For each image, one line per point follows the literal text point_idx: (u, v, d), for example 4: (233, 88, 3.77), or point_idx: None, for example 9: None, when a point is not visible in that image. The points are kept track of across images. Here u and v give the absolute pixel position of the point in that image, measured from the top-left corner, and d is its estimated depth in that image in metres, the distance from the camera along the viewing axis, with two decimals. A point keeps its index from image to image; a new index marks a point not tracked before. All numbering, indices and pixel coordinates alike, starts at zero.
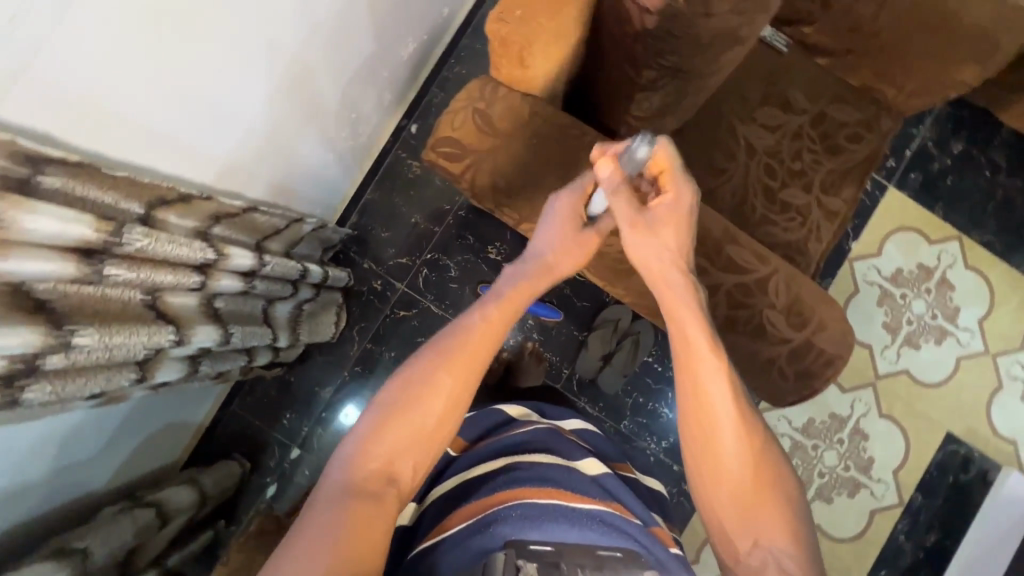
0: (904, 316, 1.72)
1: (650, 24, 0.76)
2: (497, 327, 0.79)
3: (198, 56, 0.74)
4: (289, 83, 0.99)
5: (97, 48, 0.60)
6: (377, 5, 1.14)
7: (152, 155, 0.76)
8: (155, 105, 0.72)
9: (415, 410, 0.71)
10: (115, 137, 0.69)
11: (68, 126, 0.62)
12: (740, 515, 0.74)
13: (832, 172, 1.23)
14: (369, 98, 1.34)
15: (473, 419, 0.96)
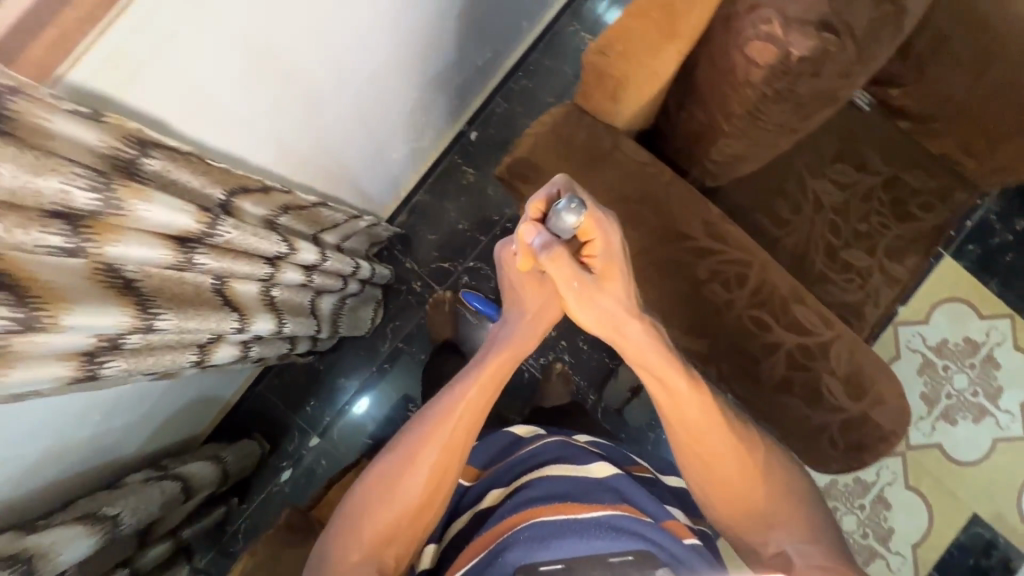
0: (943, 389, 1.68)
1: (755, 77, 0.74)
2: (478, 407, 0.82)
3: (302, 56, 0.76)
4: (375, 85, 1.00)
5: (218, 43, 0.61)
6: (465, 16, 1.15)
7: (244, 146, 0.77)
8: (255, 99, 0.73)
9: (397, 498, 0.77)
10: (216, 127, 0.70)
11: (178, 113, 0.63)
12: (753, 519, 0.81)
13: (900, 238, 1.21)
14: (439, 103, 1.35)
15: (483, 445, 0.96)
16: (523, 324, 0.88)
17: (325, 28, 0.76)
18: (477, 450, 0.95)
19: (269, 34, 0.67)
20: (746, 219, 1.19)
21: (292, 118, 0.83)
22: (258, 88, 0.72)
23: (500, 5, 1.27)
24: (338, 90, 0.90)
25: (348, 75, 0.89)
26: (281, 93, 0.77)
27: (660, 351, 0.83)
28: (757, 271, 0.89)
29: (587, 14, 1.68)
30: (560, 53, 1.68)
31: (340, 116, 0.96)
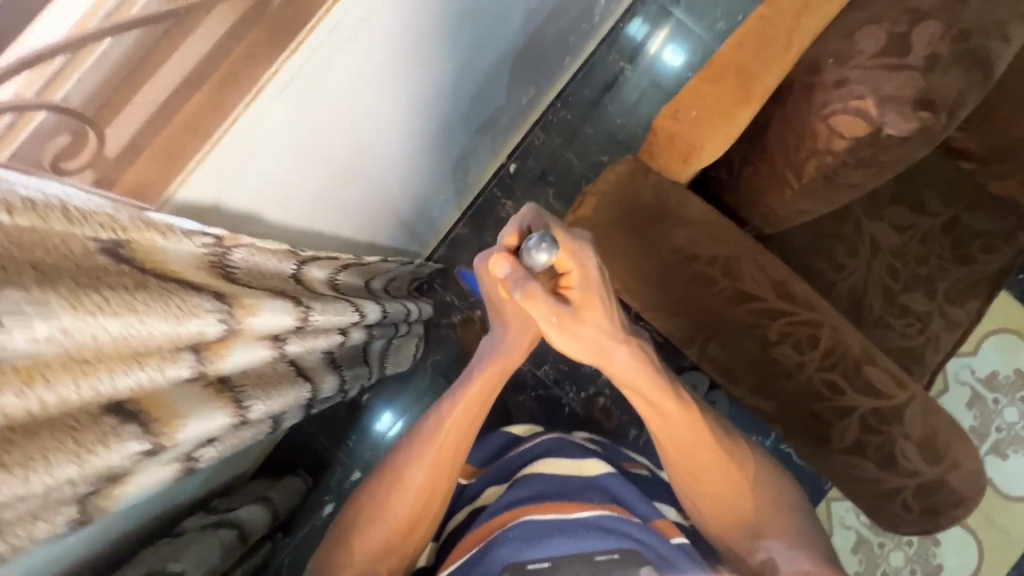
0: (993, 423, 1.64)
1: (839, 147, 0.71)
2: (466, 424, 0.83)
3: (374, 132, 0.75)
4: (430, 139, 0.99)
5: (306, 138, 0.61)
6: (516, 61, 1.14)
7: (316, 220, 0.77)
8: (330, 178, 0.73)
9: (388, 513, 0.79)
10: (294, 210, 0.70)
11: (264, 204, 0.63)
12: (740, 527, 0.84)
13: (960, 281, 1.18)
14: (485, 142, 1.35)
15: (482, 443, 0.97)
16: (510, 346, 0.87)
17: (400, 115, 0.79)
18: (476, 447, 0.97)
19: (357, 131, 0.70)
20: (802, 263, 1.17)
21: (356, 197, 0.85)
22: (336, 178, 0.74)
23: (547, 47, 1.26)
24: (396, 166, 0.92)
25: (406, 151, 0.92)
26: (352, 178, 0.79)
27: (649, 374, 0.82)
28: (829, 333, 0.87)
29: (626, 43, 1.67)
30: (599, 84, 1.67)
31: (397, 180, 0.97)
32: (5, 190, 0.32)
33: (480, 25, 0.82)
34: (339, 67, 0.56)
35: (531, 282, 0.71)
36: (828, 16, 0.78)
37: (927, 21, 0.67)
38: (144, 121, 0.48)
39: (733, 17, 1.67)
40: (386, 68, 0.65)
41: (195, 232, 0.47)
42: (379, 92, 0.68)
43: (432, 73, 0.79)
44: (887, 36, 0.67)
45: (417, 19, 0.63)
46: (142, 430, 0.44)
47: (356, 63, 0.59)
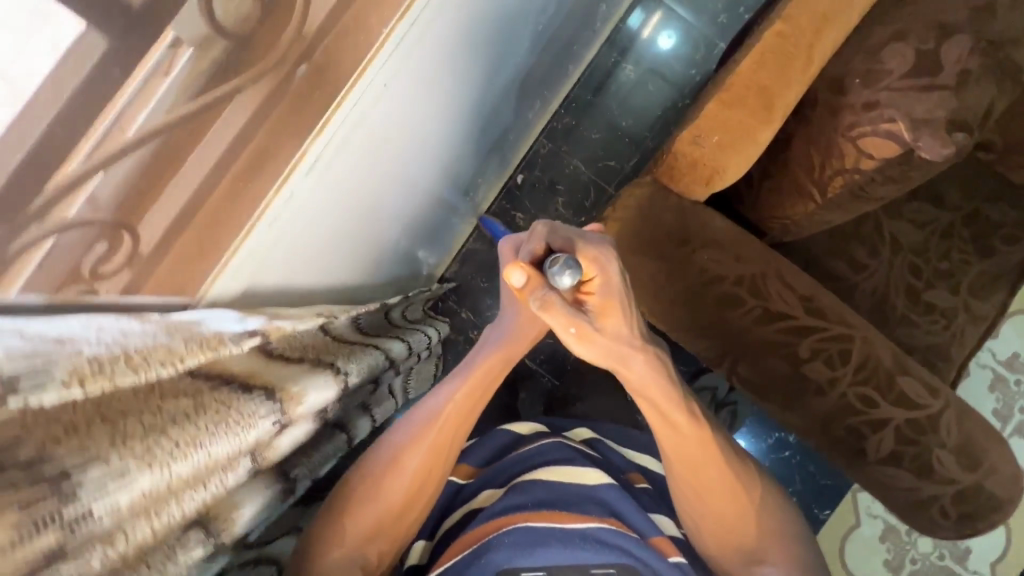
0: (1017, 405, 1.64)
1: (868, 167, 0.70)
2: (465, 411, 0.80)
3: (393, 179, 0.73)
4: (444, 171, 0.97)
5: (334, 206, 0.59)
6: (523, 80, 1.12)
7: (340, 274, 0.76)
8: (353, 232, 0.71)
9: (381, 495, 0.75)
10: (321, 272, 0.68)
11: (295, 275, 0.61)
12: (737, 552, 0.83)
13: (983, 274, 1.17)
14: (493, 161, 1.33)
15: (480, 443, 0.91)
16: (518, 338, 0.84)
17: (416, 161, 0.77)
18: (475, 448, 0.91)
19: (378, 184, 0.68)
20: (822, 266, 1.16)
21: (375, 249, 0.85)
22: (357, 237, 0.74)
23: (551, 60, 1.24)
24: (411, 210, 0.91)
25: (421, 195, 0.91)
26: (372, 232, 0.79)
27: (662, 384, 0.79)
28: (859, 346, 0.87)
29: (627, 44, 1.64)
30: (602, 88, 1.65)
31: (414, 215, 0.95)
32: (67, 369, 0.35)
33: (490, 55, 0.80)
34: (367, 139, 0.56)
35: (550, 293, 0.68)
36: (847, 30, 0.76)
37: (956, 37, 0.65)
38: (174, 215, 0.48)
39: (735, 10, 1.64)
40: (406, 126, 0.64)
41: (242, 333, 0.45)
42: (399, 149, 0.67)
43: (444, 119, 0.78)
44: (916, 53, 0.66)
45: (433, 75, 0.63)
46: (205, 535, 0.48)
47: (382, 130, 0.58)
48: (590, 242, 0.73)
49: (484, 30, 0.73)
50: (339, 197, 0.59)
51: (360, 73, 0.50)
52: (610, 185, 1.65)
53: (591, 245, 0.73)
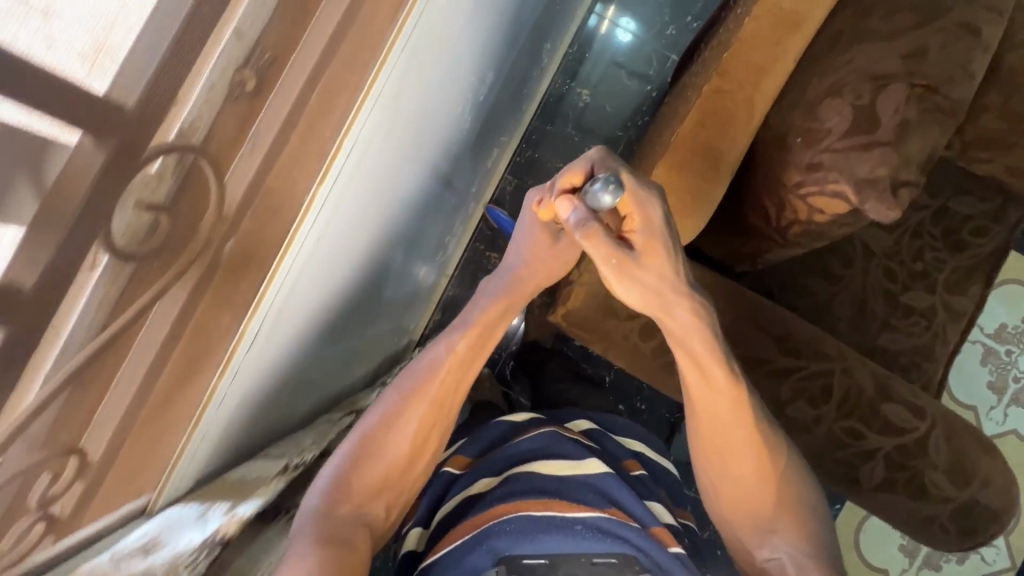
0: (1010, 374, 1.65)
1: (820, 220, 0.69)
2: (465, 362, 0.79)
3: (371, 249, 0.75)
4: (420, 221, 0.99)
5: (305, 309, 0.61)
6: (481, 131, 1.13)
7: (326, 359, 0.79)
8: (335, 316, 0.74)
9: (386, 449, 0.73)
10: (304, 368, 0.71)
11: (269, 396, 0.63)
12: (752, 522, 0.79)
13: (957, 270, 1.17)
14: (461, 214, 1.34)
15: (478, 434, 0.91)
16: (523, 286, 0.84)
17: (386, 233, 0.79)
18: (472, 441, 0.90)
19: (352, 266, 0.70)
20: (797, 283, 1.15)
21: (355, 332, 0.87)
22: (330, 335, 0.75)
23: (504, 107, 1.25)
24: (387, 280, 0.93)
25: (392, 267, 0.92)
26: (347, 321, 0.80)
27: (699, 332, 0.75)
28: (839, 380, 0.87)
29: (579, 70, 1.64)
30: (560, 116, 1.64)
31: (394, 278, 0.97)
32: None
33: (444, 121, 0.81)
34: (320, 259, 0.56)
35: (592, 222, 0.69)
36: (783, 77, 0.76)
37: (890, 88, 0.65)
38: (127, 403, 0.48)
39: (683, 20, 1.64)
40: (356, 235, 0.65)
41: (199, 546, 0.49)
42: (354, 252, 0.68)
43: (401, 201, 0.79)
44: (851, 108, 0.65)
45: (377, 185, 0.63)
46: None
47: (331, 251, 0.59)
48: (630, 175, 0.71)
49: (433, 112, 0.73)
50: (291, 330, 0.59)
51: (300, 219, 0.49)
52: None
53: (632, 179, 0.71)
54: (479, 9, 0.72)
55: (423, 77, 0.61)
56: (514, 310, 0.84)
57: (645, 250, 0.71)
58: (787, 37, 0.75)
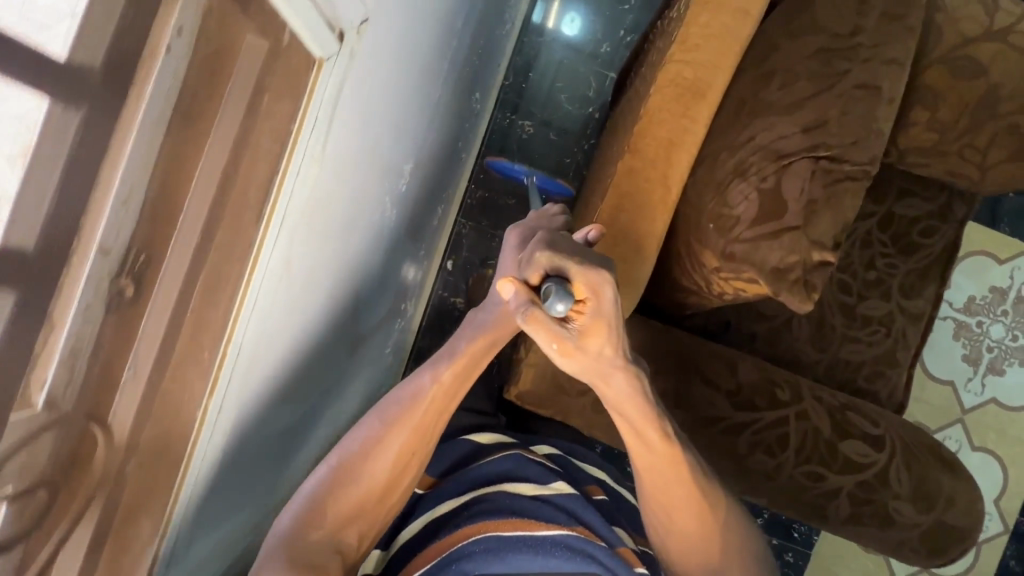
0: (982, 345, 1.67)
1: (746, 296, 0.68)
2: (449, 393, 0.81)
3: (325, 309, 0.78)
4: (381, 266, 1.02)
5: (260, 389, 0.64)
6: (432, 173, 1.14)
7: (295, 411, 0.81)
8: (298, 375, 0.76)
9: (363, 477, 0.76)
10: (272, 427, 0.74)
11: (237, 463, 0.66)
12: (699, 567, 0.81)
13: (911, 273, 1.17)
14: (422, 254, 1.35)
15: (438, 454, 0.93)
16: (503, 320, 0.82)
17: (340, 289, 0.82)
18: (438, 458, 0.92)
19: (306, 333, 0.73)
20: (753, 309, 1.15)
21: (333, 363, 0.91)
22: (297, 390, 0.78)
23: (456, 138, 1.26)
24: (354, 323, 0.96)
25: (360, 309, 0.96)
26: (320, 362, 0.84)
27: (632, 397, 0.76)
28: (795, 428, 0.88)
29: (519, 102, 1.61)
30: (505, 151, 1.62)
31: (359, 327, 1.00)
32: None
33: (387, 174, 0.83)
34: (258, 356, 0.60)
35: (529, 308, 0.65)
36: (695, 148, 0.75)
37: (794, 166, 0.64)
38: None
39: (616, 35, 1.60)
40: (293, 323, 0.67)
41: None
42: (302, 327, 0.71)
43: (353, 256, 0.82)
44: (758, 193, 0.64)
45: (307, 282, 0.66)
46: None
47: (272, 340, 0.62)
48: (573, 262, 0.62)
49: (371, 178, 0.76)
50: (246, 410, 0.62)
51: (230, 332, 0.52)
52: None
53: (577, 266, 0.62)
54: (391, 85, 0.70)
55: (325, 200, 0.62)
56: (501, 345, 0.83)
57: (588, 333, 0.66)
58: (692, 107, 0.74)
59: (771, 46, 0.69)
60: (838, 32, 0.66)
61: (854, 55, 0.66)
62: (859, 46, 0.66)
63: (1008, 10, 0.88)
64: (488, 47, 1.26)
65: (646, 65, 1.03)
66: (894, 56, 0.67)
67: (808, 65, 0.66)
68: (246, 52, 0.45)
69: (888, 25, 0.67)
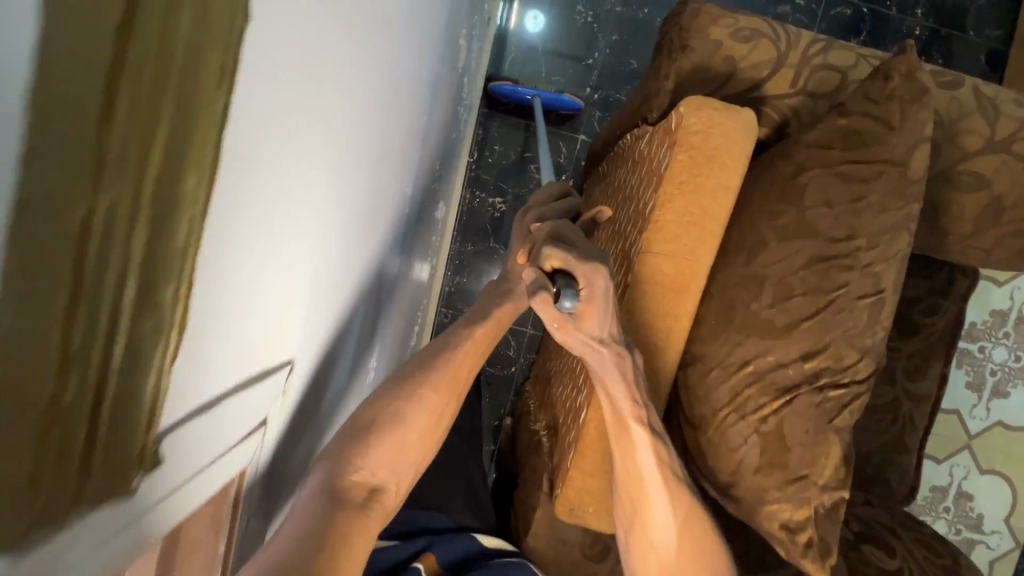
0: (986, 370, 1.64)
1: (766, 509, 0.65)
2: (483, 347, 0.72)
3: (356, 318, 0.69)
4: (402, 262, 0.91)
5: (302, 416, 0.55)
6: (434, 168, 1.03)
7: (333, 426, 0.71)
8: (335, 398, 0.67)
9: (403, 420, 0.62)
10: (314, 445, 0.63)
11: (283, 475, 0.54)
12: None
13: (914, 355, 1.11)
14: (427, 263, 1.22)
15: (446, 541, 0.80)
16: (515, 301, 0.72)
17: (368, 298, 0.72)
18: (441, 545, 0.79)
19: (339, 354, 0.64)
20: None
21: (366, 361, 0.81)
22: (335, 399, 0.68)
23: (453, 130, 1.17)
24: (381, 328, 0.86)
25: (385, 313, 0.87)
26: (356, 359, 0.74)
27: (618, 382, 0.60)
28: None
29: (488, 177, 1.48)
30: (479, 232, 1.50)
31: (384, 340, 0.91)
32: None
33: (405, 159, 0.73)
34: (297, 395, 0.50)
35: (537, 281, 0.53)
36: (684, 354, 0.64)
37: (797, 403, 0.58)
38: None
39: (582, 92, 1.46)
40: (326, 344, 0.57)
41: None
42: (336, 347, 0.62)
43: (378, 255, 0.72)
44: (758, 434, 0.58)
45: (332, 310, 0.56)
46: None
47: (311, 360, 0.52)
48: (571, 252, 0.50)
49: (392, 165, 0.66)
50: (290, 436, 0.52)
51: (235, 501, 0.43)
52: (526, 326, 1.51)
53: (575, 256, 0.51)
54: (334, 344, 0.61)
55: (304, 409, 0.55)
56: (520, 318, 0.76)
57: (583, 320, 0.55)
58: (675, 306, 0.64)
59: (758, 243, 0.62)
60: (833, 237, 0.59)
61: (853, 262, 0.58)
62: (857, 250, 0.58)
63: (1008, 116, 0.80)
64: (445, 157, 1.14)
65: (618, 189, 0.93)
66: (898, 252, 0.59)
67: (802, 276, 0.59)
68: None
69: (888, 218, 0.58)
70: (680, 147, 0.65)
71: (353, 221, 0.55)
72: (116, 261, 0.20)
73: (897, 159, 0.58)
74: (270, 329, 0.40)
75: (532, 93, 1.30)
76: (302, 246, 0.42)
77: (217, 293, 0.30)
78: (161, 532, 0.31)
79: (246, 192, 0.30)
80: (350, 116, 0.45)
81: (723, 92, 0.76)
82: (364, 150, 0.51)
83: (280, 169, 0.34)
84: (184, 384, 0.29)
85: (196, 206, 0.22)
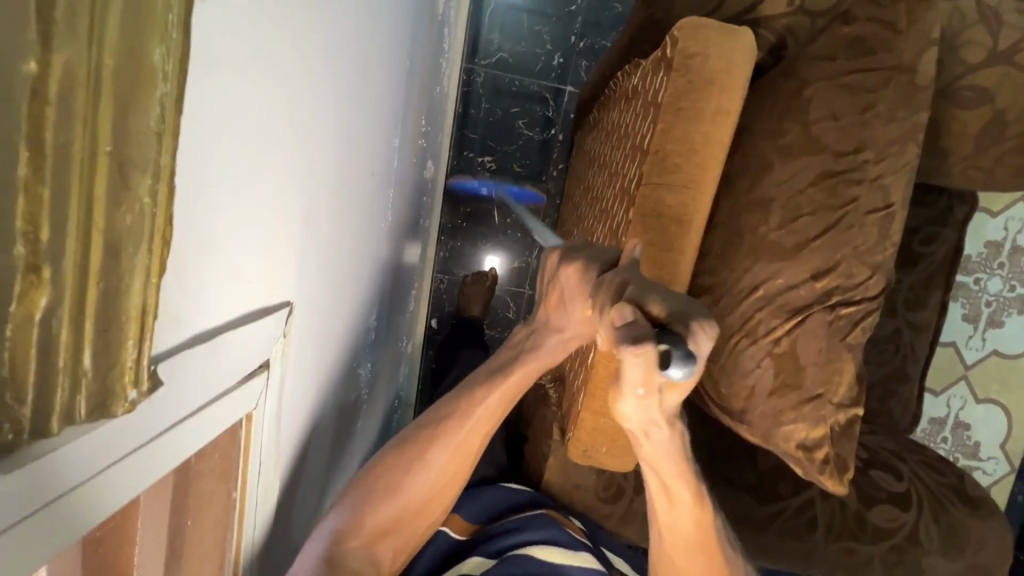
0: (981, 302, 1.65)
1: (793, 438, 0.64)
2: (497, 411, 0.63)
3: (357, 245, 0.66)
4: (398, 202, 0.88)
5: (313, 340, 0.53)
6: (423, 100, 0.98)
7: (345, 360, 0.70)
8: (343, 328, 0.65)
9: (401, 490, 0.60)
10: (328, 374, 0.62)
11: (303, 402, 0.53)
12: None
13: (914, 286, 1.11)
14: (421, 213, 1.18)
15: (473, 499, 0.81)
16: (548, 352, 0.60)
17: (366, 228, 0.69)
18: (467, 502, 0.80)
19: (342, 283, 0.61)
20: None
21: (368, 304, 0.78)
22: (344, 331, 0.66)
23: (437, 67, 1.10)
24: (380, 270, 0.84)
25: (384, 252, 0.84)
26: (359, 300, 0.72)
27: (672, 458, 0.54)
28: (821, 508, 0.87)
29: (476, 135, 1.44)
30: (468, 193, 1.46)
31: (385, 278, 0.89)
32: None
33: (390, 74, 0.69)
34: (303, 310, 0.48)
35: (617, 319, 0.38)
36: (691, 283, 0.64)
37: (808, 323, 0.57)
38: None
39: (566, 42, 1.40)
40: (329, 265, 0.55)
41: None
42: (340, 271, 0.59)
43: (373, 181, 0.69)
44: (771, 357, 0.58)
45: (332, 225, 0.53)
46: None
47: (314, 274, 0.50)
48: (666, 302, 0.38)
49: (376, 79, 0.62)
50: (304, 358, 0.50)
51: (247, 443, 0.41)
52: (525, 287, 1.49)
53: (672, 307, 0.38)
54: (332, 309, 0.59)
55: (315, 331, 0.53)
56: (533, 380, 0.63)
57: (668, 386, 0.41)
58: (680, 236, 0.62)
59: (762, 165, 0.60)
60: (839, 151, 0.57)
61: (861, 175, 0.56)
62: (866, 163, 0.56)
63: (1012, 26, 0.77)
64: (431, 116, 1.09)
65: (612, 131, 0.90)
66: (907, 164, 0.57)
67: (810, 194, 0.57)
68: (147, 500, 0.34)
69: (896, 130, 0.56)
70: (677, 72, 0.62)
71: (339, 126, 0.51)
72: (76, 147, 0.17)
73: (902, 67, 0.56)
74: (266, 226, 0.37)
75: (491, 189, 1.42)
76: (289, 137, 0.39)
77: (205, 215, 0.28)
78: (162, 470, 0.30)
79: (223, 100, 0.28)
80: (321, 49, 0.43)
81: (720, 14, 0.73)
82: (339, 82, 0.49)
83: (255, 86, 0.32)
84: (176, 307, 0.27)
85: (167, 88, 0.19)
